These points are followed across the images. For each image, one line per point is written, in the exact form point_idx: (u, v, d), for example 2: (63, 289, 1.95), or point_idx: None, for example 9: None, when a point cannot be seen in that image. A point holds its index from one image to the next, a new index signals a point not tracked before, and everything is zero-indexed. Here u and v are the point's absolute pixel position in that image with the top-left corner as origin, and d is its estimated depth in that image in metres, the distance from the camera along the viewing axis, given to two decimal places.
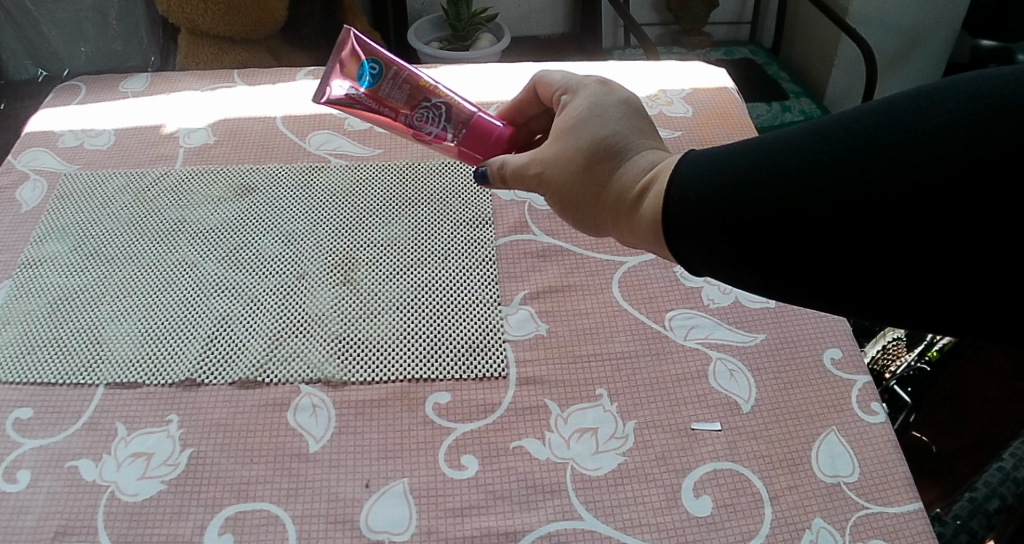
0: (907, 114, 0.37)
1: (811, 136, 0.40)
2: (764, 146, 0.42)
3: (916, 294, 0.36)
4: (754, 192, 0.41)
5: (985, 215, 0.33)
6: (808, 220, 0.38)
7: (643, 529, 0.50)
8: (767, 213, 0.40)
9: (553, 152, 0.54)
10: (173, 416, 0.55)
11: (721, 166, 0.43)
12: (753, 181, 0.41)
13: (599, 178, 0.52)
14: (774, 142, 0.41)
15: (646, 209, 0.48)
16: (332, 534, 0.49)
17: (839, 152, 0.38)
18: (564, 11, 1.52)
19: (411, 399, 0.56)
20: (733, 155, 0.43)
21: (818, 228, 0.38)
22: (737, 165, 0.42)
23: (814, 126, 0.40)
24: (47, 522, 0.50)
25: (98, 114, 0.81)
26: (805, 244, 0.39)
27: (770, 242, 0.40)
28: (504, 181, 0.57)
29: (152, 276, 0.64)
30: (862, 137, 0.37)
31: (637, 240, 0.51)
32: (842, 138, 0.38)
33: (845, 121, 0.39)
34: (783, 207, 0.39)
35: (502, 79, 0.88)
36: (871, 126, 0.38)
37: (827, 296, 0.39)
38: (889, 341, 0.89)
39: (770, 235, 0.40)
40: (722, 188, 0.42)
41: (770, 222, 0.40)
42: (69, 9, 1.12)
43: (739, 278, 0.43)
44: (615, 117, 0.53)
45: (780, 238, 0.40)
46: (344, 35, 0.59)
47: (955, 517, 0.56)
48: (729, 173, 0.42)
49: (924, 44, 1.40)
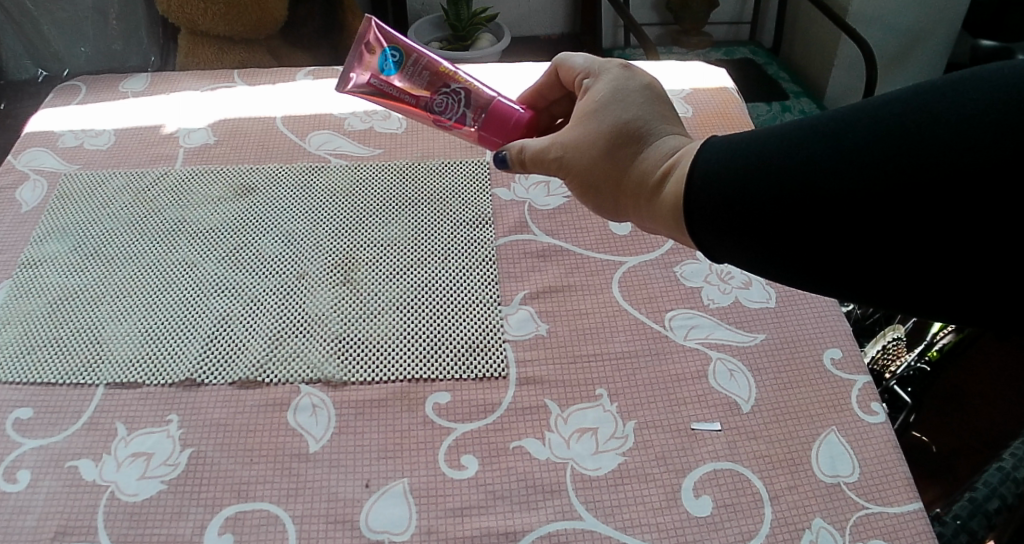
0: (930, 104, 0.37)
1: (832, 124, 0.40)
2: (783, 133, 0.42)
3: (926, 283, 0.36)
4: (760, 186, 0.41)
5: (986, 211, 0.34)
6: (817, 212, 0.39)
7: (643, 529, 0.50)
8: (778, 204, 0.40)
9: (574, 137, 0.54)
10: (173, 416, 0.55)
11: (742, 153, 0.43)
12: (770, 169, 0.41)
13: (622, 163, 0.52)
14: (795, 129, 0.41)
15: (667, 194, 0.48)
16: (332, 534, 0.49)
17: (839, 149, 0.38)
18: (564, 11, 1.52)
19: (411, 398, 0.56)
20: (754, 143, 0.43)
21: (825, 221, 0.38)
22: (758, 152, 0.42)
23: (837, 113, 0.40)
24: (47, 522, 0.50)
25: (98, 114, 0.81)
26: (812, 236, 0.39)
27: (787, 228, 0.40)
28: (522, 166, 0.57)
29: (152, 276, 0.64)
30: (861, 134, 0.38)
31: (657, 226, 0.51)
32: (841, 135, 0.39)
33: (850, 116, 0.39)
34: (787, 202, 0.40)
35: (502, 79, 0.88)
36: (893, 116, 0.37)
37: (839, 285, 0.39)
38: (890, 341, 0.88)
39: (777, 229, 0.41)
40: (729, 182, 0.43)
41: (777, 216, 0.40)
42: (69, 9, 1.12)
43: (755, 266, 0.43)
44: (639, 102, 0.53)
45: (788, 231, 0.40)
46: (367, 27, 0.61)
47: (955, 517, 0.56)
48: (734, 170, 0.43)
49: (925, 44, 1.40)
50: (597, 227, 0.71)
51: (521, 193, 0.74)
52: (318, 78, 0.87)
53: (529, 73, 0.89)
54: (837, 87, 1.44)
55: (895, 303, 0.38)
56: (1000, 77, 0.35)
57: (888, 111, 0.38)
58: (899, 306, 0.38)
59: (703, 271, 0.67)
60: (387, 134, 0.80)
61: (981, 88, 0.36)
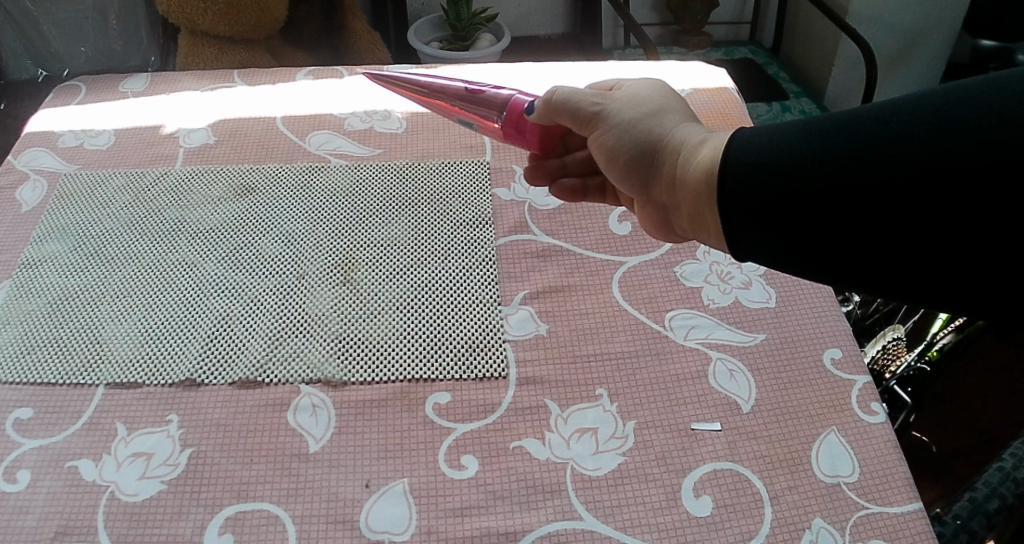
0: (964, 103, 0.37)
1: (865, 120, 0.40)
2: (814, 126, 0.42)
3: (933, 276, 0.37)
4: (785, 179, 0.42)
5: (985, 213, 0.35)
6: (838, 203, 0.39)
7: (643, 529, 0.50)
8: (801, 198, 0.41)
9: (619, 100, 0.56)
10: (173, 416, 0.55)
11: (770, 147, 0.43)
12: (796, 163, 0.41)
13: (662, 129, 0.53)
14: (827, 123, 0.41)
15: (707, 153, 0.48)
16: (332, 534, 0.49)
17: (847, 150, 0.39)
18: (564, 10, 1.52)
19: (411, 398, 0.56)
20: (784, 137, 0.43)
21: (835, 217, 0.40)
22: (787, 146, 0.42)
23: (873, 109, 0.40)
24: (47, 522, 0.50)
25: (97, 114, 0.81)
26: (827, 232, 0.40)
27: (808, 221, 0.41)
28: (555, 114, 0.57)
29: (152, 276, 0.64)
30: (869, 138, 0.39)
31: (682, 195, 0.51)
32: (849, 136, 0.40)
33: (887, 111, 0.39)
34: (796, 202, 0.41)
35: (503, 79, 0.88)
36: (929, 113, 0.37)
37: (852, 277, 0.40)
38: (889, 341, 0.88)
39: (787, 226, 0.42)
40: (740, 179, 0.44)
41: (800, 208, 0.41)
42: (69, 9, 1.12)
43: (774, 259, 0.44)
44: (675, 96, 0.56)
45: (798, 227, 0.41)
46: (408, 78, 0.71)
47: (955, 517, 0.56)
48: (744, 168, 0.44)
49: (926, 43, 1.40)
50: (597, 227, 0.71)
51: (521, 193, 0.74)
52: (318, 78, 0.87)
53: (529, 74, 0.89)
54: (838, 87, 1.44)
55: (901, 297, 0.39)
56: (1008, 86, 0.36)
57: (896, 116, 0.39)
58: (905, 300, 0.40)
59: (703, 271, 0.67)
60: (387, 134, 0.80)
61: (987, 95, 0.36)
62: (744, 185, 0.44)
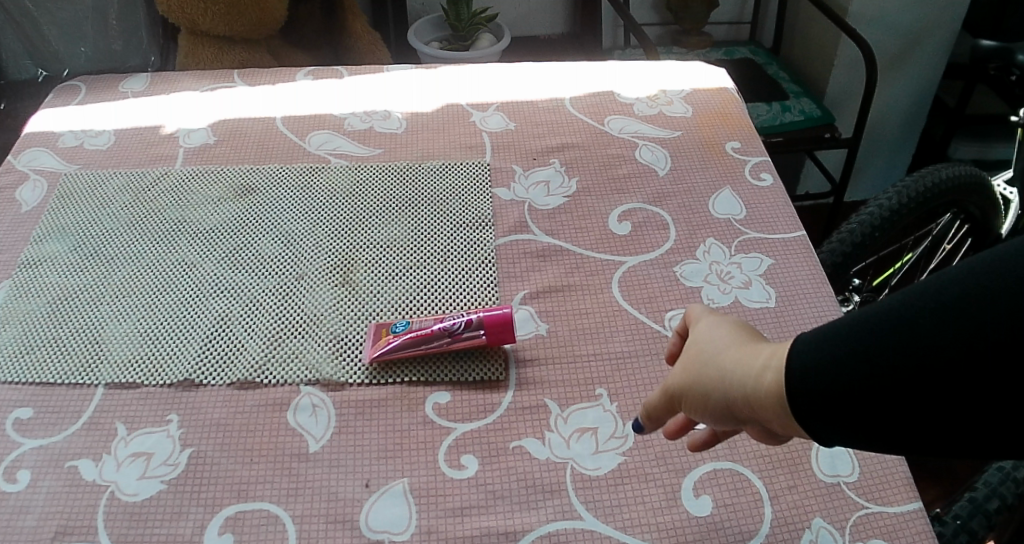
0: (974, 268, 0.35)
1: (883, 308, 0.37)
2: (833, 330, 0.39)
3: None
4: (833, 373, 0.38)
5: None
6: (901, 388, 0.35)
7: (643, 529, 0.50)
8: (857, 388, 0.37)
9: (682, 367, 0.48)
10: (172, 416, 0.55)
11: (816, 361, 0.39)
12: (833, 356, 0.38)
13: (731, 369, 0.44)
14: (844, 325, 0.38)
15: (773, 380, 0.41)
16: (332, 534, 0.49)
17: (876, 338, 0.37)
18: (565, 10, 1.52)
19: (411, 398, 0.57)
20: (816, 342, 0.39)
21: (911, 402, 0.35)
22: (821, 359, 0.38)
23: (881, 303, 0.38)
24: (47, 522, 0.50)
25: (96, 114, 0.81)
26: (909, 417, 0.35)
27: (876, 407, 0.36)
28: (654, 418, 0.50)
29: (153, 276, 0.64)
30: (892, 325, 0.36)
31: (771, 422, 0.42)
32: (874, 328, 0.37)
33: (899, 299, 0.37)
34: (855, 397, 0.37)
35: (504, 79, 0.88)
36: (940, 286, 0.35)
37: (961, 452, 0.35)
38: None
39: (860, 415, 0.37)
40: (799, 383, 0.39)
41: (863, 401, 0.36)
42: (70, 9, 1.12)
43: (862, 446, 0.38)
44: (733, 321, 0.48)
45: (878, 419, 0.36)
46: None
47: (955, 517, 0.56)
48: (800, 391, 0.39)
49: (928, 43, 1.40)
50: (597, 227, 0.71)
51: (521, 193, 0.74)
52: (318, 78, 0.87)
53: (529, 74, 0.89)
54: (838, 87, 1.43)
55: None
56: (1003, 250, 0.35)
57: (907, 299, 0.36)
58: None
59: (703, 271, 0.67)
60: (387, 134, 0.80)
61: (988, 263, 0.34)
62: (812, 379, 0.38)
